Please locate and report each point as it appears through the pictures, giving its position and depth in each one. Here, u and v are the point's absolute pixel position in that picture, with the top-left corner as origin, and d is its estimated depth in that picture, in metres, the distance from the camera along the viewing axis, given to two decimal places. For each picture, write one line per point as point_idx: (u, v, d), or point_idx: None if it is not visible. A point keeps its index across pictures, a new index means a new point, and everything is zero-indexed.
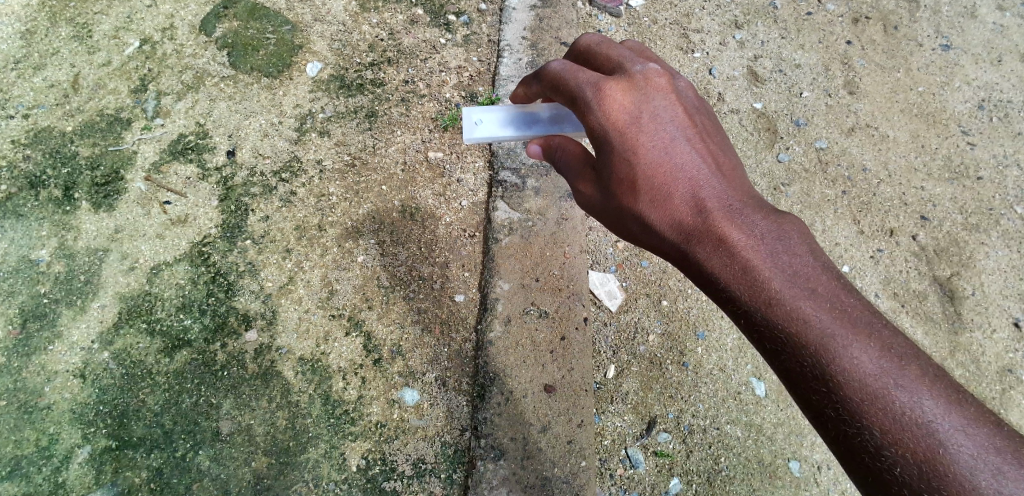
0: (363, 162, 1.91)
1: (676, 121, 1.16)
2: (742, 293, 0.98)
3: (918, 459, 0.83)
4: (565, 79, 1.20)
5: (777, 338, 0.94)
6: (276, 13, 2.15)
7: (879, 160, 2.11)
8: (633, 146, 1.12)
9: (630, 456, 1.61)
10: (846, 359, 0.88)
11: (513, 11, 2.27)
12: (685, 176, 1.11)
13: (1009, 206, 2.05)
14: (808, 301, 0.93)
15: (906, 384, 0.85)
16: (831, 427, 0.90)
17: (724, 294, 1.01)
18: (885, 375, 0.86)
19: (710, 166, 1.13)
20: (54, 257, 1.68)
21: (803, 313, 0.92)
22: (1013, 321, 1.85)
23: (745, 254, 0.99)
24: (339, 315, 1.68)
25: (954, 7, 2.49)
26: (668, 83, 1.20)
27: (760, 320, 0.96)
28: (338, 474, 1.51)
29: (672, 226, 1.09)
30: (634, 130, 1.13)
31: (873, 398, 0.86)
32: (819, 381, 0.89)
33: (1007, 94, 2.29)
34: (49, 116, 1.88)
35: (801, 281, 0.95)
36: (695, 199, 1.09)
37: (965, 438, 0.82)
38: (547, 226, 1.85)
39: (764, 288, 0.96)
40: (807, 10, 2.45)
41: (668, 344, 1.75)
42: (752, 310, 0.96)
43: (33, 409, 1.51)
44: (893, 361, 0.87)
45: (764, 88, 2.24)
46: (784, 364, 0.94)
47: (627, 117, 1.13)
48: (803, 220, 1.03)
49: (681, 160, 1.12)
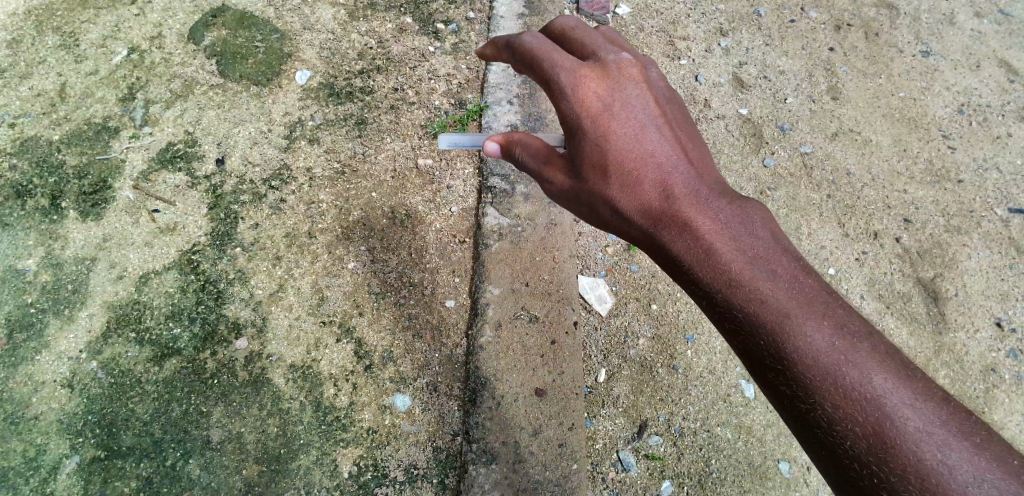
0: (353, 169, 1.92)
1: (646, 111, 1.20)
2: (703, 274, 0.99)
3: (867, 433, 0.84)
4: (539, 66, 1.22)
5: (736, 318, 0.95)
6: (265, 22, 2.15)
7: (863, 164, 2.15)
8: (604, 132, 1.15)
9: (622, 459, 1.62)
10: (801, 337, 0.89)
11: (501, 19, 2.30)
12: (654, 161, 1.13)
13: (990, 208, 2.09)
14: (767, 281, 0.94)
15: (859, 361, 0.87)
16: (787, 404, 0.91)
17: (685, 276, 1.03)
18: (838, 352, 0.87)
19: (678, 155, 1.16)
20: (40, 266, 1.67)
21: (762, 293, 0.93)
22: (995, 320, 1.89)
23: (705, 236, 1.01)
24: (330, 321, 1.68)
25: (934, 15, 2.55)
26: (641, 74, 1.24)
27: (720, 300, 0.97)
28: (330, 481, 1.51)
29: (638, 209, 1.11)
30: (606, 116, 1.16)
31: (825, 374, 0.87)
32: (775, 359, 0.91)
33: (986, 99, 2.34)
34: (35, 125, 1.87)
35: (761, 262, 0.96)
36: (660, 185, 1.11)
37: (913, 412, 0.83)
38: (537, 232, 1.87)
39: (724, 269, 0.97)
40: (790, 18, 2.49)
41: (658, 348, 1.76)
42: (712, 291, 0.98)
43: (19, 419, 1.49)
44: (846, 339, 0.88)
45: (749, 94, 2.28)
46: (743, 343, 0.95)
47: (598, 104, 1.17)
48: (763, 205, 1.05)
49: (650, 145, 1.15)
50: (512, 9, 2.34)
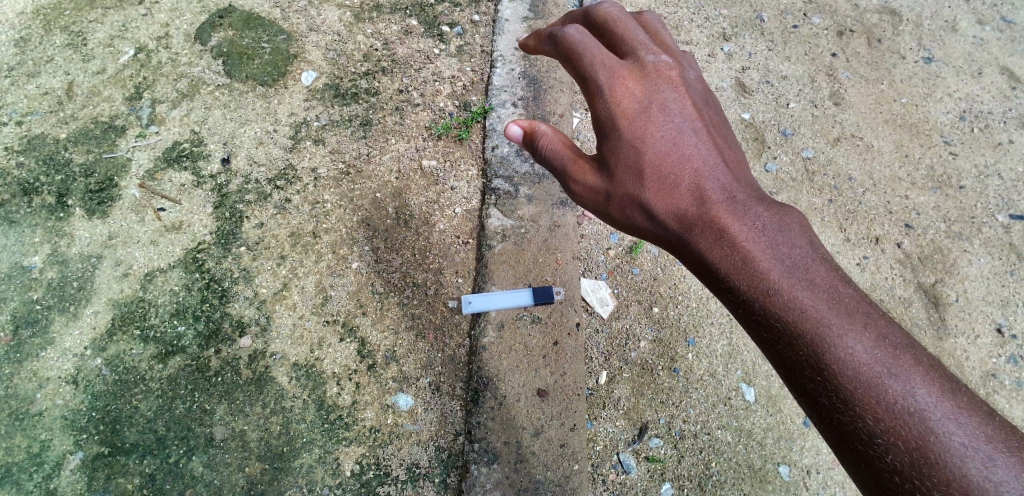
0: (357, 170, 1.93)
1: (683, 114, 1.23)
2: (740, 283, 1.00)
3: (910, 447, 0.84)
4: (578, 66, 1.26)
5: (774, 326, 0.96)
6: (271, 23, 2.17)
7: (864, 169, 2.16)
8: (641, 137, 1.19)
9: (623, 461, 1.62)
10: (842, 347, 0.90)
11: (506, 22, 2.32)
12: (690, 167, 1.16)
13: (991, 214, 2.10)
14: (805, 290, 0.95)
15: (900, 373, 0.87)
16: (824, 415, 0.92)
17: (720, 281, 1.04)
18: (878, 364, 0.88)
19: (713, 159, 1.18)
20: (46, 263, 1.68)
21: (800, 301, 0.94)
22: (995, 326, 1.89)
23: (742, 243, 1.03)
24: (334, 321, 1.69)
25: (936, 21, 2.56)
26: (679, 76, 1.28)
27: (758, 309, 0.98)
28: (331, 480, 1.52)
29: (674, 215, 1.13)
30: (643, 120, 1.20)
31: (866, 386, 0.88)
32: (814, 370, 0.92)
33: (987, 106, 2.35)
34: (42, 123, 1.88)
35: (800, 271, 0.97)
36: (694, 190, 1.13)
37: (956, 427, 0.83)
38: (540, 233, 1.88)
39: (763, 278, 0.98)
40: (793, 23, 2.51)
41: (659, 350, 1.77)
42: (750, 299, 0.99)
43: (24, 415, 1.50)
44: (887, 351, 0.89)
45: (752, 99, 2.29)
46: (780, 353, 0.96)
47: (636, 106, 1.21)
48: (802, 212, 1.05)
49: (687, 151, 1.18)
50: (516, 11, 2.35)
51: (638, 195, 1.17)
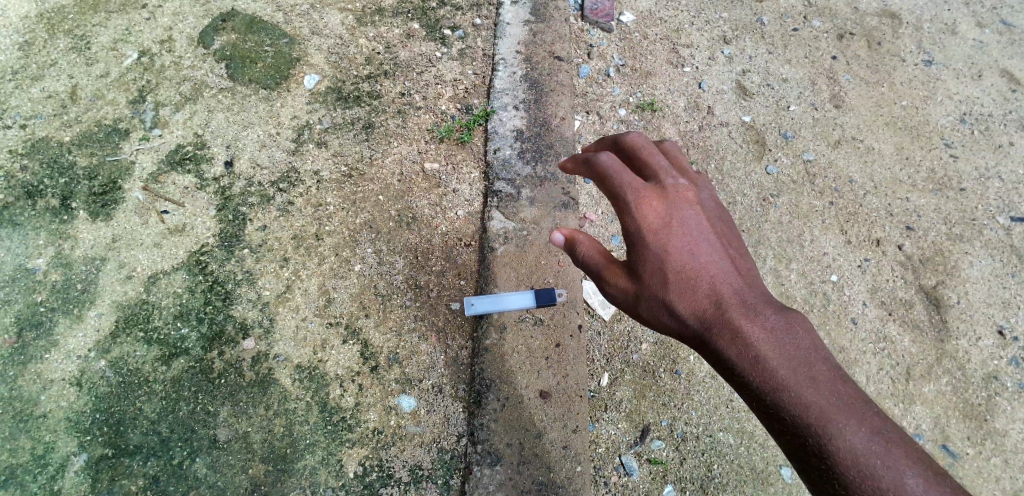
0: (360, 173, 1.94)
1: (709, 225, 1.14)
2: (751, 380, 0.93)
3: None
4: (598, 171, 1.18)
5: (781, 420, 0.89)
6: (274, 26, 2.18)
7: (865, 172, 2.16)
8: (659, 239, 1.11)
9: (625, 463, 1.62)
10: (841, 438, 0.84)
11: (507, 26, 2.33)
12: (710, 268, 1.08)
13: (992, 216, 2.11)
14: (810, 387, 0.89)
15: (893, 462, 0.82)
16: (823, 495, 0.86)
17: (739, 385, 0.96)
18: (875, 455, 0.83)
19: (732, 264, 1.09)
20: (50, 266, 1.68)
21: (805, 397, 0.88)
22: (996, 328, 1.89)
23: (756, 344, 0.95)
24: (336, 323, 1.70)
25: (936, 24, 2.58)
26: (704, 190, 1.21)
27: (769, 404, 0.91)
28: (335, 481, 1.52)
29: (693, 317, 1.04)
30: (661, 220, 1.13)
31: (864, 475, 0.82)
32: (818, 458, 0.86)
33: (987, 108, 2.36)
34: (46, 126, 1.89)
35: (805, 368, 0.91)
36: (714, 293, 1.04)
37: None
38: (542, 236, 1.89)
39: (770, 374, 0.91)
40: (793, 26, 2.52)
41: (661, 352, 1.77)
42: (760, 394, 0.92)
43: (28, 417, 1.50)
44: (880, 439, 0.84)
45: (753, 101, 2.29)
46: (784, 442, 0.90)
47: (658, 212, 1.13)
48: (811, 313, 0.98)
49: (707, 253, 1.10)
50: (517, 15, 2.37)
51: (659, 295, 1.08)
